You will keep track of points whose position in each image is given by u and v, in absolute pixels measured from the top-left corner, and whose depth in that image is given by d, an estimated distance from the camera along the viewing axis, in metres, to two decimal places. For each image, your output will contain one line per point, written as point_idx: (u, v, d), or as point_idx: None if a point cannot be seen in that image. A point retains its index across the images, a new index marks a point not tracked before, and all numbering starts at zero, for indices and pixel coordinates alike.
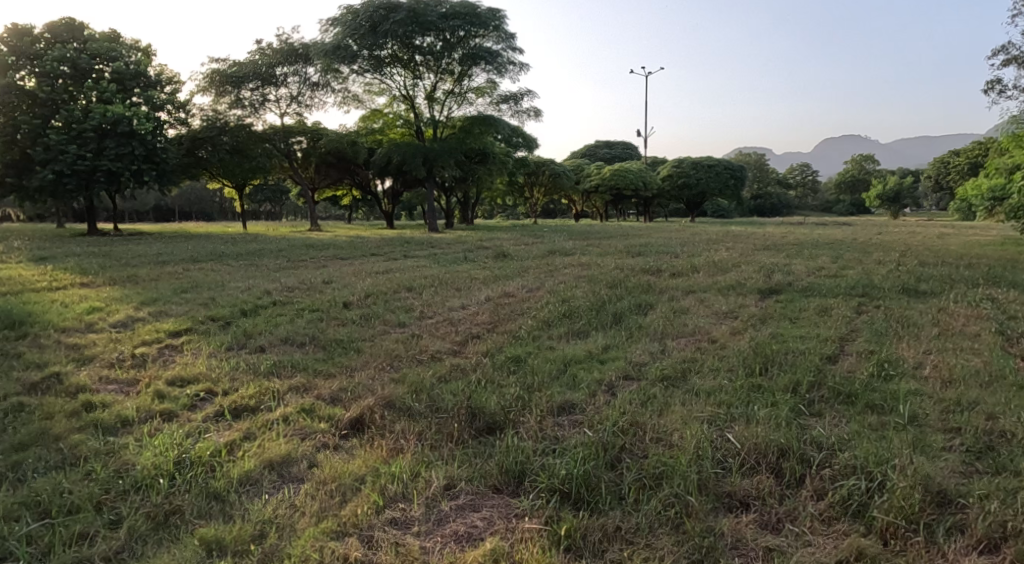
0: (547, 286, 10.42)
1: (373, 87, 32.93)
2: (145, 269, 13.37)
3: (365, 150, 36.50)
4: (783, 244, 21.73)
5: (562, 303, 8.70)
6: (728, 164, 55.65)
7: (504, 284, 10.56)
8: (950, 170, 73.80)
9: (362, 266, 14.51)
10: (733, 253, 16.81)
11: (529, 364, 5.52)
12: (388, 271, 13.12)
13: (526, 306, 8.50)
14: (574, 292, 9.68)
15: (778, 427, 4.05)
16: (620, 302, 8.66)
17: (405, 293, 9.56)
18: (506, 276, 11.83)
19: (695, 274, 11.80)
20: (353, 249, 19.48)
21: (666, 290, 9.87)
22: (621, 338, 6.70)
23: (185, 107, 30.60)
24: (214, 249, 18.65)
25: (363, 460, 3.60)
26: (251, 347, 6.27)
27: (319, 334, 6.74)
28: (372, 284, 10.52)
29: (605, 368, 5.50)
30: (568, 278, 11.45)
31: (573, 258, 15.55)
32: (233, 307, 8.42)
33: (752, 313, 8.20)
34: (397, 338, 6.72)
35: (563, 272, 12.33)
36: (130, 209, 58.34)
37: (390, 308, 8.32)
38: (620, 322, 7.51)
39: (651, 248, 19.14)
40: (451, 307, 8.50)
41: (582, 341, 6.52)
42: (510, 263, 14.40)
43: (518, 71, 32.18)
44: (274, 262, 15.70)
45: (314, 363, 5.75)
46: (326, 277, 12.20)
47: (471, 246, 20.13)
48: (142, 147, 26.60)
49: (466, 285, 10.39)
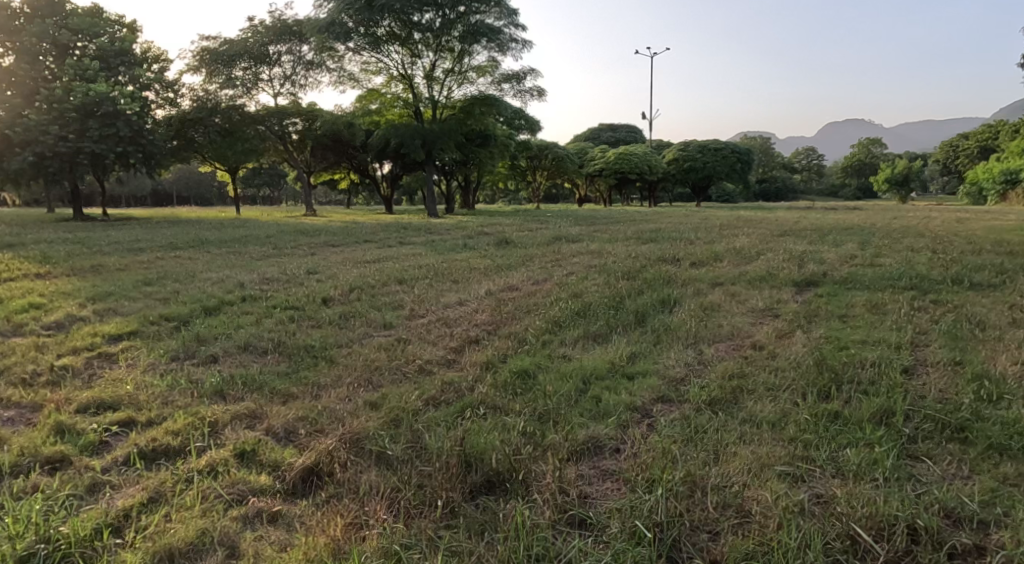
0: (556, 278, 9.32)
1: (370, 66, 31.59)
2: (115, 257, 12.23)
3: (362, 132, 35.24)
4: (800, 229, 20.61)
5: (574, 299, 7.59)
6: (735, 147, 54.27)
7: (507, 276, 9.46)
8: (959, 153, 72.34)
9: (353, 254, 13.41)
10: (752, 239, 15.70)
11: (540, 382, 4.42)
12: (380, 260, 12.00)
13: (533, 302, 7.41)
14: (587, 284, 8.58)
15: (890, 488, 2.96)
16: (642, 297, 7.56)
17: (395, 286, 8.44)
18: (509, 265, 10.73)
19: (716, 263, 10.70)
20: (346, 235, 18.34)
21: (688, 282, 8.77)
22: (649, 344, 5.60)
23: (174, 87, 29.36)
24: (197, 235, 17.50)
25: (302, 554, 2.58)
26: (200, 356, 5.15)
27: (287, 339, 5.64)
28: (359, 276, 9.42)
29: (636, 387, 4.40)
30: (578, 268, 10.34)
31: (580, 245, 14.42)
32: (195, 303, 7.32)
33: (794, 311, 7.10)
34: (381, 343, 5.63)
35: (572, 261, 11.21)
36: (125, 193, 57.11)
37: (377, 304, 7.23)
38: (645, 321, 6.42)
39: (662, 234, 17.99)
40: (448, 304, 7.41)
41: (602, 348, 5.41)
42: (513, 251, 13.29)
43: (521, 48, 30.86)
44: (259, 250, 14.60)
45: (274, 380, 4.67)
46: (311, 267, 11.08)
47: (472, 232, 18.99)
48: (127, 128, 25.40)
49: (466, 277, 9.29)
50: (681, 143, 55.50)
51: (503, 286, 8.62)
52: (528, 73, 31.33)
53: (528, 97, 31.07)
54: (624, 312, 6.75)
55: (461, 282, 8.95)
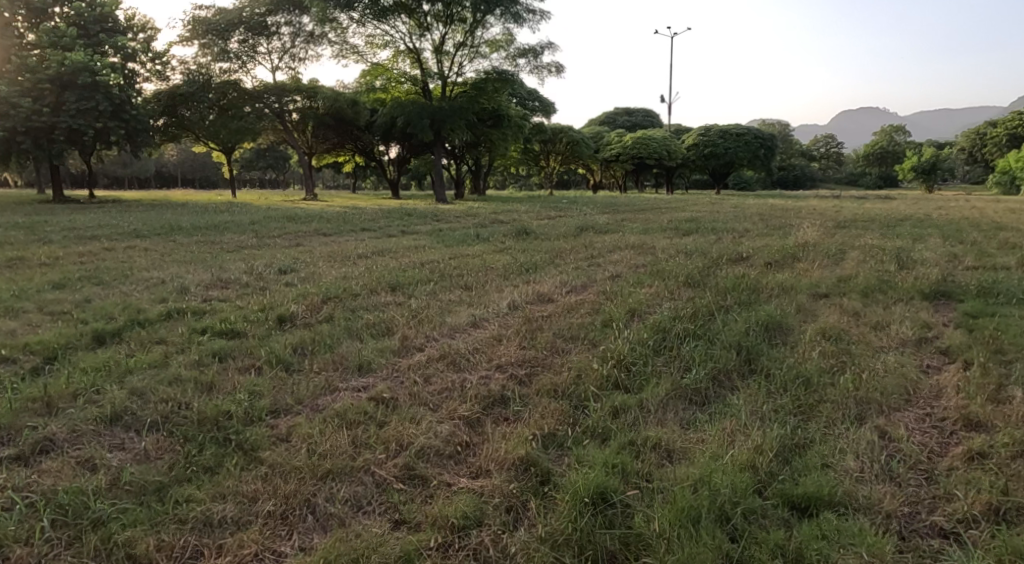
0: (600, 286, 7.11)
1: (375, 38, 29.26)
2: (55, 248, 10.07)
3: (366, 110, 32.96)
4: (852, 220, 18.17)
5: (636, 321, 5.37)
6: (758, 132, 51.47)
7: (535, 281, 7.24)
8: (986, 142, 69.14)
9: (343, 246, 11.20)
10: (813, 231, 13.35)
11: (649, 539, 2.45)
12: (373, 256, 9.81)
13: (575, 328, 5.20)
14: (647, 297, 6.34)
15: None
16: (735, 318, 5.32)
17: (385, 297, 6.25)
18: (533, 264, 8.50)
19: (796, 264, 8.43)
20: (341, 222, 16.11)
21: (779, 294, 6.53)
22: (790, 416, 3.41)
23: (163, 59, 27.08)
24: (172, 220, 15.21)
25: None
26: (19, 446, 2.96)
27: (191, 401, 3.42)
28: (345, 279, 7.25)
29: (837, 542, 2.45)
30: (623, 271, 8.14)
31: (612, 238, 12.18)
32: (95, 322, 5.13)
33: (967, 343, 4.83)
34: (346, 410, 3.40)
35: (615, 260, 8.99)
36: (124, 173, 54.95)
37: (357, 328, 5.02)
38: (759, 369, 4.21)
39: (701, 225, 15.65)
40: (459, 328, 5.20)
41: (719, 433, 3.19)
42: (536, 244, 11.08)
43: (539, 20, 28.41)
44: (236, 240, 12.44)
45: (129, 530, 2.50)
46: (287, 263, 8.91)
47: (483, 220, 16.75)
48: (108, 103, 23.11)
49: (480, 282, 7.11)
50: (702, 127, 52.78)
51: (533, 297, 6.41)
52: (546, 47, 28.89)
53: (545, 73, 28.64)
54: (719, 345, 4.54)
55: (478, 289, 6.76)
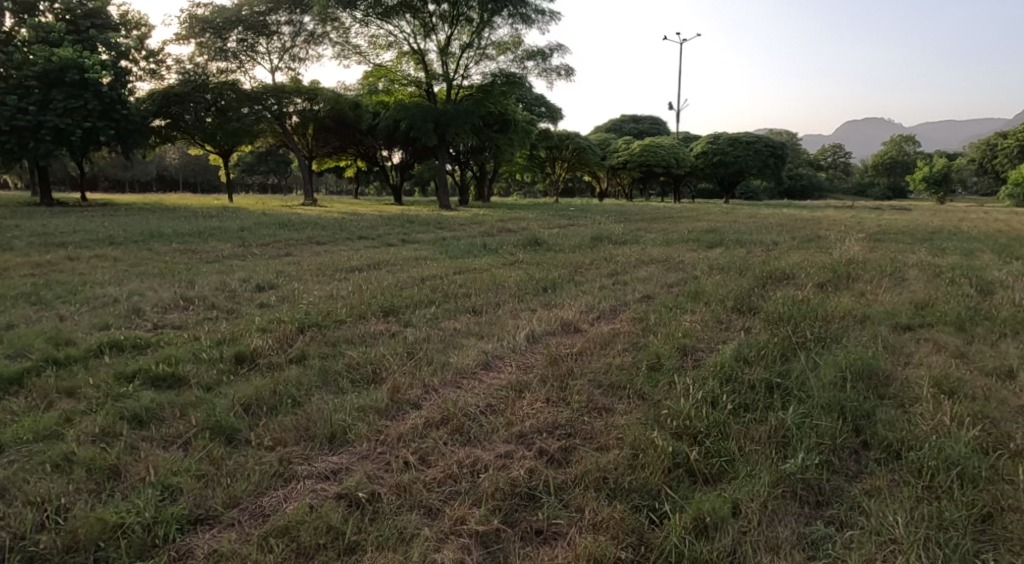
0: (633, 313, 5.98)
1: (378, 39, 28.28)
2: (13, 256, 9.02)
3: (369, 113, 31.95)
4: (882, 233, 16.99)
5: (692, 364, 4.26)
6: (769, 141, 50.29)
7: (556, 304, 6.12)
8: (997, 153, 67.86)
9: (337, 256, 10.11)
10: (850, 246, 12.21)
11: None
12: (368, 269, 8.72)
13: (612, 375, 4.07)
14: (695, 328, 5.20)
15: None
16: (818, 362, 4.19)
17: (378, 324, 5.16)
18: (550, 282, 7.41)
19: (853, 286, 7.32)
20: (338, 229, 15.06)
21: (852, 325, 5.40)
22: (933, 555, 2.40)
23: (158, 58, 26.12)
24: (156, 226, 14.13)
25: None
26: None
27: (73, 506, 2.56)
28: (331, 300, 6.12)
29: None
30: (655, 290, 7.06)
31: (632, 250, 11.08)
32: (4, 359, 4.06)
33: None
34: (294, 521, 2.50)
35: (644, 277, 7.89)
36: (124, 175, 54.05)
37: (333, 374, 3.92)
38: (875, 444, 3.12)
39: (725, 237, 14.48)
40: (467, 371, 4.08)
41: None
42: (551, 257, 9.99)
43: (549, 21, 27.35)
44: (219, 248, 11.36)
45: None
46: (269, 277, 7.82)
47: (489, 229, 15.62)
48: (97, 102, 22.04)
49: (489, 306, 5.99)
50: (711, 135, 51.68)
51: (557, 328, 5.29)
52: (556, 49, 27.82)
53: (554, 76, 27.56)
54: (811, 404, 3.43)
55: (491, 316, 5.63)
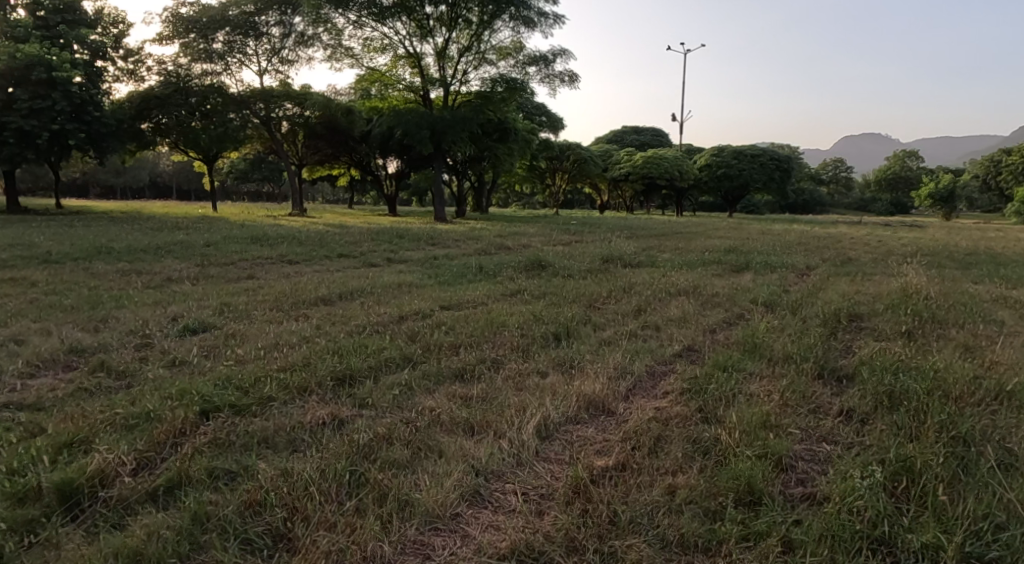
0: (682, 382, 4.36)
1: (372, 42, 26.84)
2: None
3: (362, 119, 30.46)
4: (916, 255, 15.38)
5: (796, 504, 2.78)
6: (774, 154, 48.80)
7: (579, 368, 4.52)
8: (1002, 169, 66.34)
9: (306, 283, 8.53)
10: (896, 273, 10.64)
11: None
12: (338, 302, 7.13)
13: (668, 528, 2.60)
14: (777, 416, 3.64)
15: None
16: (1001, 497, 2.67)
17: (323, 406, 3.55)
18: (562, 324, 5.83)
19: (949, 334, 5.76)
20: (316, 245, 13.45)
21: (1001, 409, 3.83)
22: None
23: (137, 57, 24.61)
24: (110, 239, 12.47)
25: None
26: None
27: None
28: (264, 360, 4.44)
29: None
30: (699, 342, 5.49)
31: (651, 277, 9.51)
32: None
33: None
34: None
35: (679, 319, 6.31)
36: (112, 181, 52.29)
37: (213, 532, 2.49)
38: None
39: (750, 260, 12.89)
40: (440, 516, 2.62)
41: None
42: (559, 286, 8.42)
43: (553, 24, 25.90)
44: (172, 269, 9.77)
45: None
46: (207, 314, 6.24)
47: (486, 247, 14.01)
48: (67, 102, 20.42)
49: (486, 372, 4.40)
50: (715, 147, 50.29)
51: (582, 411, 3.70)
52: (559, 54, 26.34)
53: (558, 82, 26.09)
54: None
55: (490, 390, 4.04)
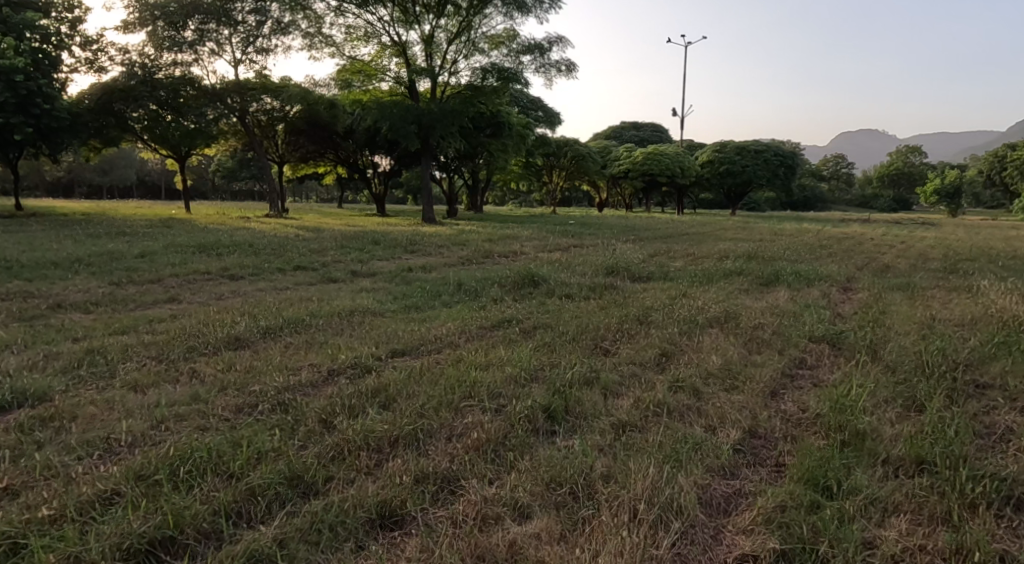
0: (760, 530, 2.57)
1: (355, 30, 24.91)
2: None
3: (346, 113, 28.49)
4: (959, 263, 13.34)
5: None
6: (779, 149, 46.65)
7: (585, 499, 2.71)
8: (1007, 166, 63.74)
9: (231, 311, 6.62)
10: (962, 293, 8.67)
11: None
12: (254, 346, 5.23)
13: None
14: None
15: None
16: None
17: None
18: (558, 393, 3.90)
19: None
20: (273, 254, 11.54)
21: None
22: None
23: (96, 46, 22.61)
24: (26, 250, 10.51)
25: None
26: None
27: None
28: (39, 497, 2.58)
29: None
30: (770, 424, 3.61)
31: (669, 298, 7.60)
32: None
33: None
34: None
35: (724, 374, 4.46)
36: (94, 180, 50.25)
37: None
38: None
39: (779, 270, 10.92)
40: None
41: None
42: (557, 313, 6.49)
43: (549, 9, 23.96)
44: (74, 289, 7.83)
45: None
46: (47, 372, 4.33)
47: (471, 255, 12.10)
48: (11, 94, 18.41)
49: (426, 510, 2.60)
50: (717, 143, 48.26)
51: None
52: (556, 41, 24.41)
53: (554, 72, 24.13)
54: None
55: None
